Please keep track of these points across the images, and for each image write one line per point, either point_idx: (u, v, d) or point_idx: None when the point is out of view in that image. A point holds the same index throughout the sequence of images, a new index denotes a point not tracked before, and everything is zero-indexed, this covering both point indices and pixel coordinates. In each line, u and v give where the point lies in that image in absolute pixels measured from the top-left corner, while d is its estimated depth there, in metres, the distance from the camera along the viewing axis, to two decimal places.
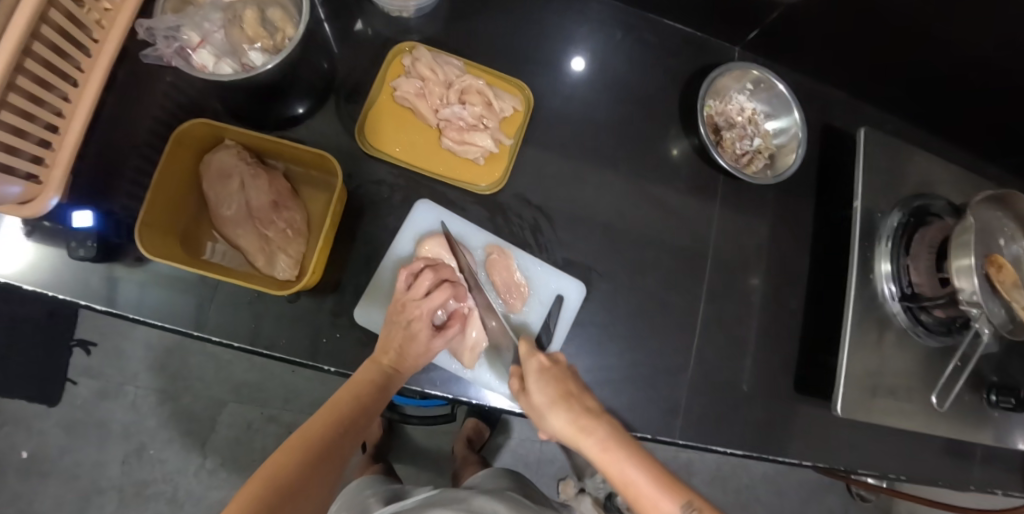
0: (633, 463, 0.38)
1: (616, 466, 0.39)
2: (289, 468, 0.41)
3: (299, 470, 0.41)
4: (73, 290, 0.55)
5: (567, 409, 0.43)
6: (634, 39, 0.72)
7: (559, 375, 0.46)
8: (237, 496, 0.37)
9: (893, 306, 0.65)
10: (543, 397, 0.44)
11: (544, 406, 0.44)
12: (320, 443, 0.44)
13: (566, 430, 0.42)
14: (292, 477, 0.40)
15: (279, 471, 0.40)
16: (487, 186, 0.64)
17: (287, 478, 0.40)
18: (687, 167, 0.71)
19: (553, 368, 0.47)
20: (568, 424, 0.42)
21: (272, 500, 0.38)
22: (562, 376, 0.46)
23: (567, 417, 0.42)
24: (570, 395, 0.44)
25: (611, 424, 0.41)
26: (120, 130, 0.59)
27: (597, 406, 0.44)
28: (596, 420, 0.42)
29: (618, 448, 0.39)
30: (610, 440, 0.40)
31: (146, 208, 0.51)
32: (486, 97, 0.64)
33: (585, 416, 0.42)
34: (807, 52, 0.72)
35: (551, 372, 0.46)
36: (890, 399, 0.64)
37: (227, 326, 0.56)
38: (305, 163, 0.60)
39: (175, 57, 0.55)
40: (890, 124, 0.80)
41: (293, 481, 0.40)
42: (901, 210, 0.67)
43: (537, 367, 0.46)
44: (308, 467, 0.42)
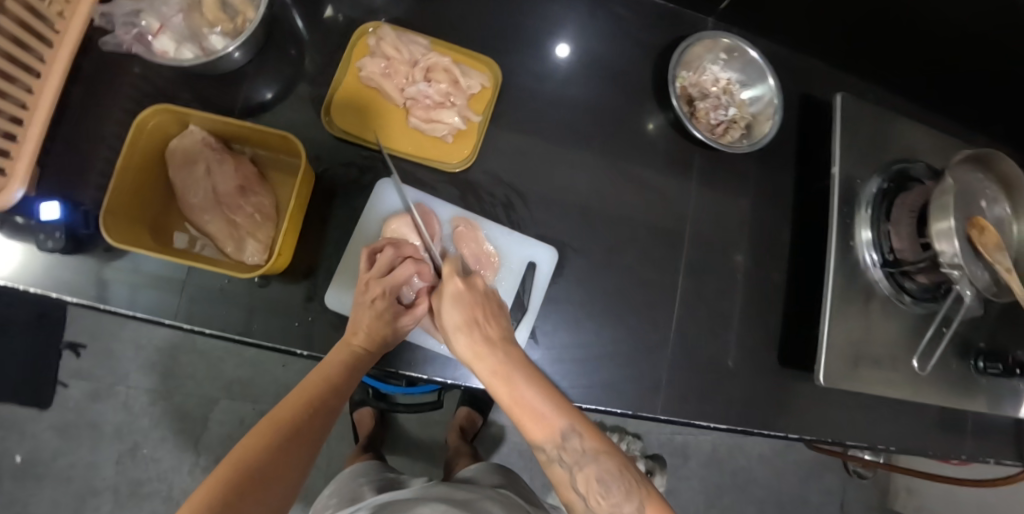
0: (526, 385, 0.41)
1: (505, 386, 0.41)
2: (256, 451, 0.41)
3: (267, 454, 0.41)
4: (44, 282, 0.54)
5: (469, 332, 0.44)
6: (606, 14, 0.71)
7: (472, 301, 0.45)
8: (205, 487, 0.37)
9: (875, 273, 0.64)
10: (455, 318, 0.45)
11: (450, 327, 0.45)
12: (290, 423, 0.44)
13: (466, 352, 0.44)
14: (258, 462, 0.40)
15: (246, 456, 0.40)
16: (458, 163, 0.63)
17: (252, 462, 0.40)
18: (663, 141, 0.70)
19: (468, 293, 0.46)
20: (468, 346, 0.44)
21: (235, 488, 0.38)
22: (478, 303, 0.45)
23: (471, 341, 0.43)
24: (477, 321, 0.44)
25: (507, 352, 0.43)
26: (87, 121, 0.59)
27: (501, 334, 0.45)
28: (495, 348, 0.43)
29: (513, 370, 0.42)
30: (504, 363, 0.42)
31: (111, 195, 0.51)
32: (453, 75, 0.64)
33: (483, 343, 0.43)
34: (781, 19, 0.71)
35: (464, 296, 0.45)
36: (875, 368, 0.62)
37: (197, 313, 0.55)
38: (271, 147, 0.59)
39: (133, 43, 0.56)
40: (873, 92, 0.78)
41: (258, 466, 0.40)
42: (880, 176, 0.66)
43: (450, 291, 0.46)
44: (277, 450, 0.42)
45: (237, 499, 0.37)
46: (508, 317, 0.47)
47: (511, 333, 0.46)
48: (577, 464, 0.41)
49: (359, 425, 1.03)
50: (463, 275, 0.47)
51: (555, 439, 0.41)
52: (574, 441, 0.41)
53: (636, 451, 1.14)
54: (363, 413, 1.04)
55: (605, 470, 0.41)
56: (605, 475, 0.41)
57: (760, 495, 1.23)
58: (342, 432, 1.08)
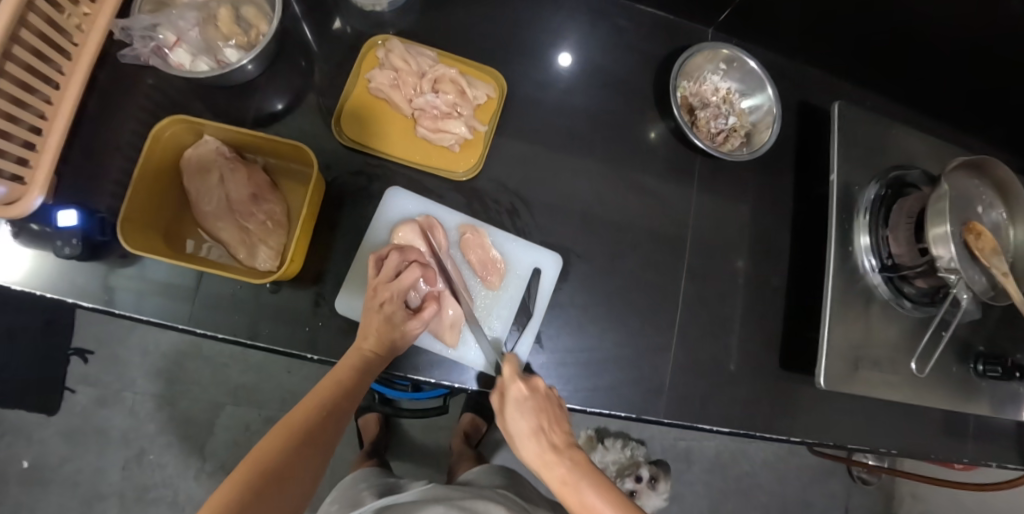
0: (593, 493, 0.44)
1: (574, 496, 0.44)
2: (274, 452, 0.42)
3: (285, 454, 0.42)
4: (59, 288, 0.55)
5: (538, 441, 0.48)
6: (607, 25, 0.73)
7: (537, 407, 0.50)
8: (224, 484, 0.38)
9: (874, 278, 0.65)
10: (524, 427, 0.49)
11: (519, 435, 0.49)
12: (304, 426, 0.45)
13: (534, 461, 0.48)
14: (277, 461, 0.41)
15: (263, 457, 0.41)
16: (464, 172, 0.65)
17: (271, 461, 0.41)
18: (664, 149, 0.72)
19: (532, 398, 0.50)
20: (537, 455, 0.48)
21: (257, 483, 0.39)
22: (542, 409, 0.50)
23: (538, 450, 0.48)
24: (543, 429, 0.49)
25: (573, 458, 0.47)
26: (102, 131, 0.60)
27: (566, 440, 0.49)
28: (562, 455, 0.47)
29: (579, 480, 0.45)
30: (572, 476, 0.45)
31: (127, 203, 0.52)
32: (460, 86, 0.65)
33: (552, 452, 0.47)
34: (779, 29, 0.73)
35: (529, 404, 0.50)
36: (875, 371, 0.63)
37: (208, 318, 0.56)
38: (283, 156, 0.61)
39: (151, 56, 0.57)
40: (870, 101, 0.80)
41: (276, 464, 0.41)
42: (878, 183, 0.67)
43: (515, 397, 0.50)
44: (293, 451, 0.43)
45: (258, 494, 0.38)
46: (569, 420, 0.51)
47: (572, 438, 0.50)
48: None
49: (364, 431, 1.04)
50: (524, 376, 0.52)
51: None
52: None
53: (640, 457, 1.15)
54: (368, 419, 1.05)
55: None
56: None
57: (764, 500, 1.23)
58: (347, 437, 1.09)
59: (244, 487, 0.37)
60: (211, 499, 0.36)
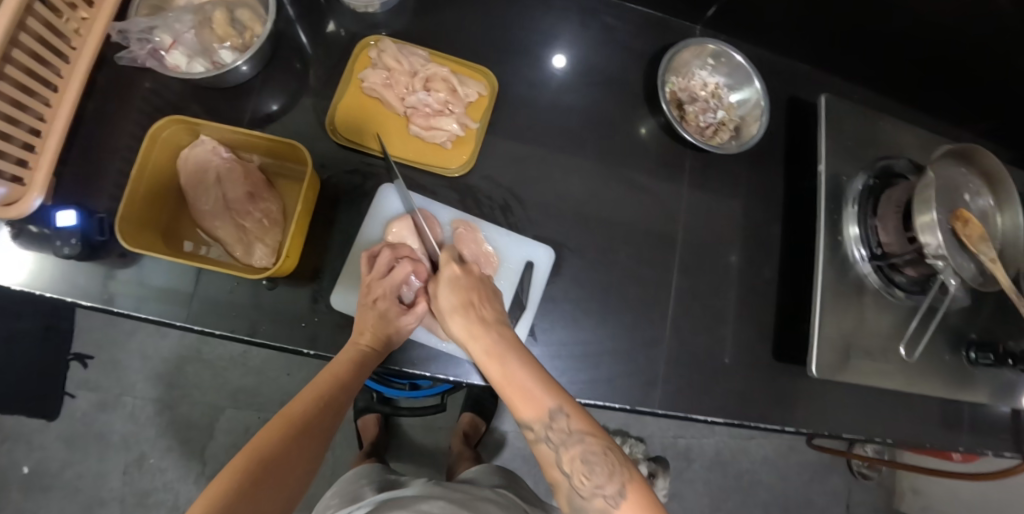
0: (515, 359, 0.45)
1: (496, 364, 0.46)
2: (273, 441, 0.42)
3: (283, 444, 0.43)
4: (59, 288, 0.56)
5: (466, 315, 0.49)
6: (596, 24, 0.74)
7: (470, 286, 0.52)
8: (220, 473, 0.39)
9: (864, 267, 0.66)
10: (453, 302, 0.51)
11: (448, 311, 0.51)
12: (303, 417, 0.46)
13: (461, 333, 0.49)
14: (276, 450, 0.42)
15: (261, 445, 0.42)
16: (458, 168, 0.66)
17: (269, 450, 0.42)
18: (655, 144, 0.73)
19: (465, 278, 0.52)
20: (464, 329, 0.49)
21: (256, 470, 0.40)
22: (473, 288, 0.52)
23: (466, 322, 0.49)
24: (473, 304, 0.50)
25: (501, 333, 0.48)
26: (101, 133, 0.61)
27: (495, 316, 0.50)
28: (490, 328, 0.48)
29: (503, 348, 0.46)
30: (497, 347, 0.46)
31: (125, 201, 0.53)
32: (451, 84, 0.66)
33: (479, 324, 0.48)
34: (766, 25, 0.74)
35: (461, 282, 0.52)
36: (867, 359, 0.64)
37: (206, 315, 0.57)
38: (278, 155, 0.62)
39: (148, 58, 0.59)
40: (858, 94, 0.81)
41: (275, 453, 0.42)
42: (866, 173, 0.68)
43: (448, 277, 0.52)
44: (292, 441, 0.43)
45: (257, 482, 0.39)
46: (501, 301, 0.53)
47: (504, 316, 0.51)
48: (563, 443, 0.43)
49: (363, 432, 1.04)
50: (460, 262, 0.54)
51: (542, 419, 0.43)
52: (561, 421, 0.43)
53: (639, 454, 1.15)
54: (367, 421, 1.05)
55: (589, 447, 0.43)
56: (589, 454, 0.42)
57: (764, 497, 1.23)
58: (347, 439, 1.09)
59: (241, 474, 0.38)
60: (208, 486, 0.37)
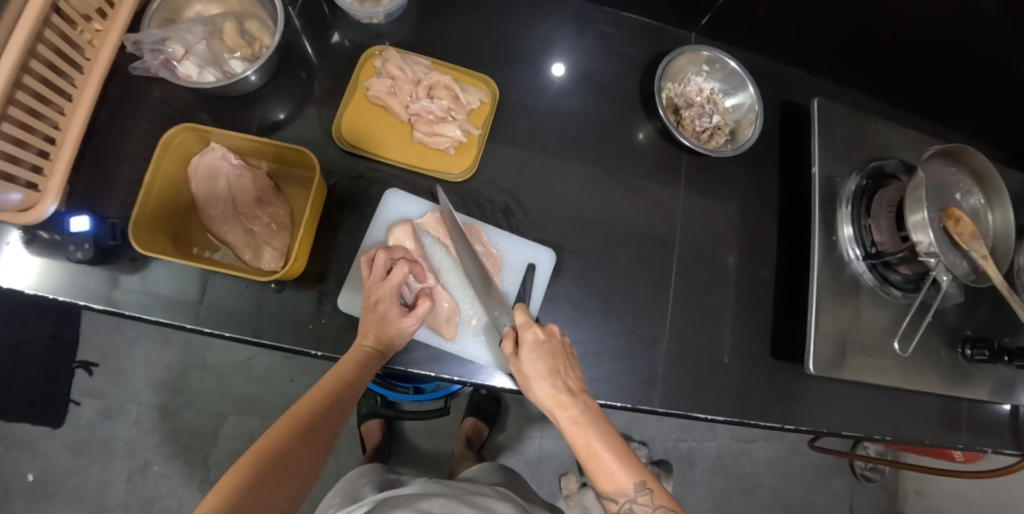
0: (600, 440, 0.45)
1: (583, 440, 0.45)
2: (279, 438, 0.44)
3: (289, 441, 0.44)
4: (71, 292, 0.57)
5: (553, 382, 0.48)
6: (594, 32, 0.76)
7: (552, 350, 0.50)
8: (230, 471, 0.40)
9: (858, 266, 0.67)
10: (538, 368, 0.49)
11: (533, 376, 0.49)
12: (308, 415, 0.47)
13: (546, 400, 0.48)
14: (283, 447, 0.43)
15: (269, 444, 0.43)
16: (460, 173, 0.68)
17: (276, 447, 0.43)
18: (652, 148, 0.74)
19: (547, 342, 0.50)
20: (551, 395, 0.48)
21: (263, 467, 0.41)
22: (554, 353, 0.50)
23: (552, 390, 0.48)
24: (559, 371, 0.49)
25: (586, 403, 0.47)
26: (112, 141, 0.63)
27: (579, 386, 0.49)
28: (575, 398, 0.47)
29: (590, 425, 0.45)
30: (584, 423, 0.45)
31: (138, 207, 0.55)
32: (454, 91, 0.68)
33: (565, 394, 0.48)
34: (759, 31, 0.76)
35: (545, 348, 0.50)
36: (863, 355, 0.65)
37: (215, 318, 0.58)
38: (286, 161, 0.63)
39: (161, 68, 0.60)
40: (851, 97, 0.83)
41: (281, 450, 0.43)
42: (859, 174, 0.69)
43: (532, 340, 0.50)
44: (297, 439, 0.45)
45: (264, 478, 0.40)
46: (579, 368, 0.52)
47: (584, 386, 0.50)
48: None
49: (366, 437, 1.04)
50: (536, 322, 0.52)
51: (625, 493, 0.44)
52: (642, 496, 0.44)
53: (641, 458, 1.15)
54: (370, 426, 1.05)
55: None
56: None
57: (766, 500, 1.23)
58: (350, 444, 1.09)
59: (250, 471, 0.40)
60: (218, 483, 0.38)
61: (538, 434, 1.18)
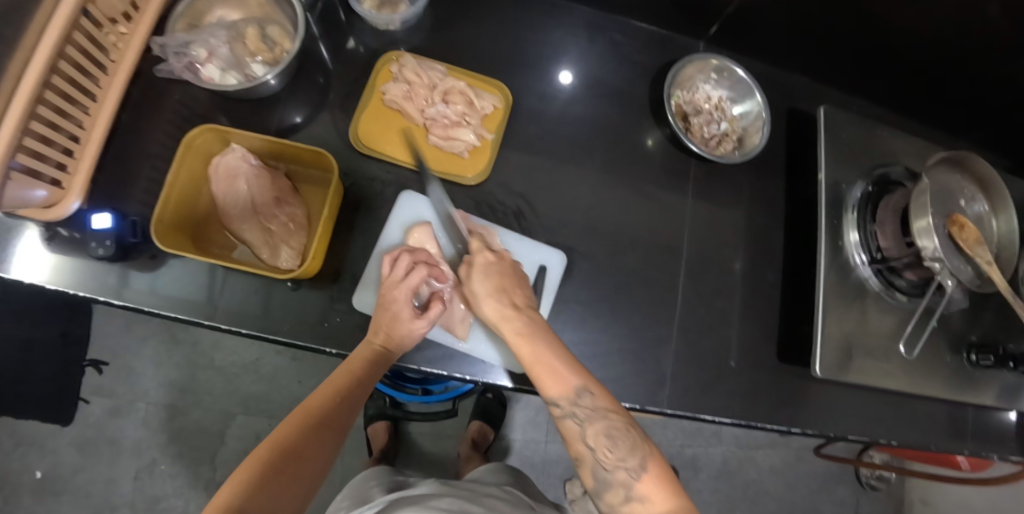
0: (542, 342, 0.52)
1: (526, 345, 0.52)
2: (292, 432, 0.45)
3: (302, 435, 0.45)
4: (92, 287, 0.59)
5: (499, 299, 0.56)
6: (604, 40, 0.78)
7: (500, 272, 0.57)
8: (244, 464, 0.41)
9: (865, 271, 0.68)
10: (485, 287, 0.56)
11: (481, 295, 0.56)
12: (320, 409, 0.48)
13: (493, 315, 0.55)
14: (296, 442, 0.44)
15: (282, 438, 0.44)
16: (473, 177, 0.69)
17: (290, 441, 0.44)
18: (661, 154, 0.76)
19: (497, 264, 0.58)
20: (498, 311, 0.55)
21: (277, 461, 0.42)
22: (502, 275, 0.57)
23: (498, 307, 0.55)
24: (506, 291, 0.56)
25: (529, 316, 0.55)
26: (134, 141, 0.64)
27: (524, 304, 0.56)
28: (519, 312, 0.55)
29: (531, 332, 0.52)
30: (526, 331, 0.53)
31: (160, 205, 0.56)
32: (468, 97, 0.70)
33: (509, 308, 0.55)
34: (765, 40, 0.78)
35: (493, 269, 0.57)
36: (870, 359, 0.66)
37: (232, 314, 0.60)
38: (304, 163, 0.65)
39: (185, 71, 0.62)
40: (856, 106, 0.84)
41: (295, 444, 0.44)
42: (864, 181, 0.70)
43: (482, 264, 0.57)
44: (310, 432, 0.45)
45: (278, 471, 0.41)
46: (529, 290, 0.59)
47: (531, 306, 0.57)
48: (588, 419, 0.49)
49: (373, 439, 1.04)
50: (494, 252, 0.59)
51: (569, 395, 0.49)
52: (586, 399, 0.49)
53: None
54: (376, 430, 1.05)
55: (613, 426, 0.48)
56: (611, 430, 0.48)
57: (772, 507, 1.23)
58: (355, 446, 1.10)
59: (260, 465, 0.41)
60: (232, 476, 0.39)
61: (543, 438, 1.18)
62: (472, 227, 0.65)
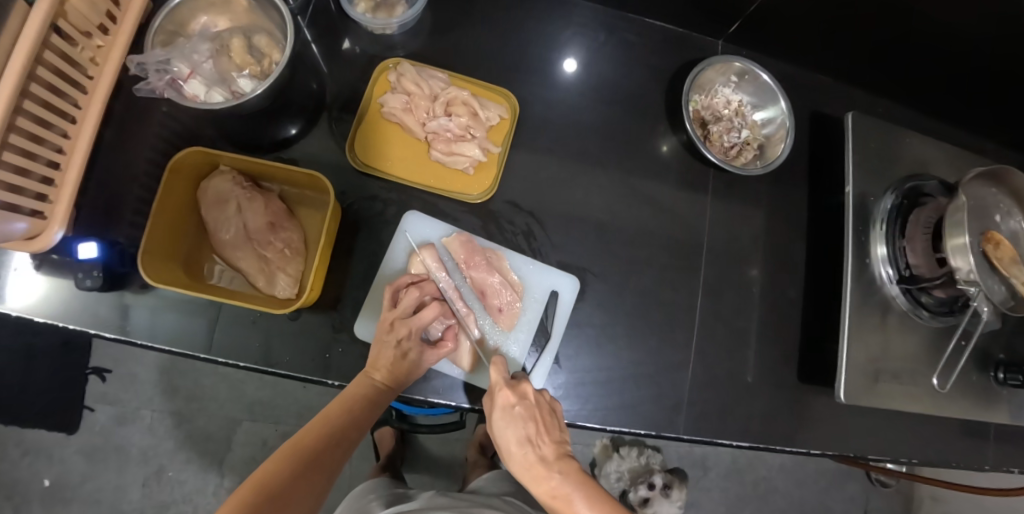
0: (584, 503, 0.43)
1: (567, 510, 0.43)
2: (280, 474, 0.42)
3: (291, 478, 0.42)
4: (83, 319, 0.56)
5: (526, 450, 0.47)
6: (618, 40, 0.73)
7: (526, 414, 0.49)
8: (226, 504, 0.38)
9: (892, 289, 0.64)
10: (511, 436, 0.48)
11: (508, 444, 0.48)
12: (313, 450, 0.45)
13: (523, 472, 0.47)
14: (282, 485, 0.41)
15: (269, 476, 0.41)
16: (479, 194, 0.66)
17: (275, 485, 0.41)
18: (676, 163, 0.71)
19: (519, 405, 0.49)
20: (526, 466, 0.46)
21: (259, 506, 0.39)
22: (531, 417, 0.49)
23: (525, 459, 0.46)
24: (533, 438, 0.47)
25: (564, 470, 0.45)
26: (119, 161, 0.61)
27: (557, 451, 0.47)
28: (552, 467, 0.45)
29: (569, 492, 0.43)
30: (563, 491, 0.44)
31: (147, 236, 0.53)
32: (472, 107, 0.66)
33: (540, 464, 0.46)
34: (790, 38, 0.72)
35: (517, 412, 0.49)
36: (895, 382, 0.63)
37: (231, 346, 0.57)
38: (300, 185, 0.61)
39: (167, 89, 0.57)
40: (883, 107, 0.79)
41: (281, 488, 0.41)
42: (894, 192, 0.66)
43: (501, 405, 0.50)
44: (298, 475, 0.43)
45: None
46: (560, 429, 0.50)
47: (565, 449, 0.48)
48: None
49: (380, 444, 1.05)
50: (511, 381, 0.51)
51: None
52: None
53: (655, 464, 1.13)
54: (383, 433, 1.06)
55: None
56: None
57: (780, 505, 1.23)
58: (363, 450, 1.10)
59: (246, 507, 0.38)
60: None
61: None
62: (477, 250, 0.62)
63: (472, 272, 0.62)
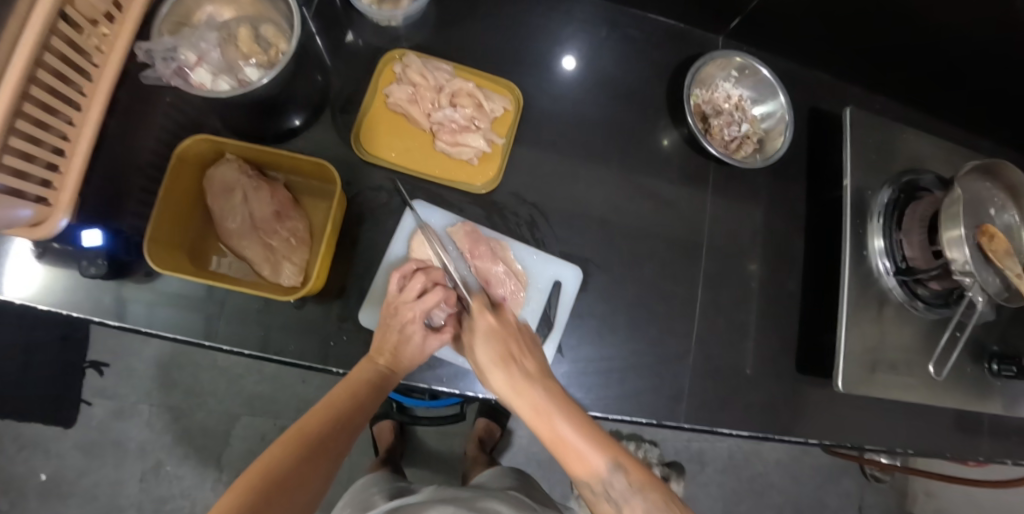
0: (565, 422, 0.39)
1: (547, 424, 0.39)
2: (285, 459, 0.42)
3: (296, 462, 0.42)
4: (88, 308, 0.56)
5: (504, 368, 0.44)
6: (620, 35, 0.74)
7: (503, 333, 0.46)
8: (231, 489, 0.39)
9: (889, 280, 0.65)
10: (488, 356, 0.45)
11: (486, 365, 0.45)
12: (318, 435, 0.45)
13: (505, 390, 0.43)
14: (288, 469, 0.41)
15: (274, 462, 0.42)
16: (483, 185, 0.66)
17: (281, 471, 0.41)
18: (677, 157, 0.72)
19: (499, 326, 0.47)
20: (505, 383, 0.43)
21: (266, 492, 0.39)
22: (510, 336, 0.46)
23: (507, 378, 0.43)
24: (512, 356, 0.44)
25: (545, 385, 0.42)
26: (124, 151, 0.61)
27: (537, 367, 0.44)
28: (532, 381, 0.42)
29: (552, 408, 0.40)
30: (543, 402, 0.40)
31: (154, 223, 0.53)
32: (477, 99, 0.66)
33: (522, 379, 0.42)
34: (790, 35, 0.73)
35: (495, 331, 0.46)
36: (892, 373, 0.64)
37: (236, 335, 0.57)
38: (305, 173, 0.62)
39: (173, 77, 0.58)
40: (880, 103, 0.81)
41: (287, 473, 0.41)
42: (891, 186, 0.67)
43: (483, 327, 0.47)
44: (303, 460, 0.43)
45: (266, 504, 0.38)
46: (540, 347, 0.47)
47: (543, 366, 0.45)
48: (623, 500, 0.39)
49: (379, 439, 1.05)
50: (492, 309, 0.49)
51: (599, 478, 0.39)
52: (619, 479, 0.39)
53: (652, 459, 1.14)
54: (383, 428, 1.06)
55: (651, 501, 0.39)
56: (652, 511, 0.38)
57: (776, 500, 1.24)
58: (362, 444, 1.10)
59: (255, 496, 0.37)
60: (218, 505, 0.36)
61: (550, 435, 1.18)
62: (481, 240, 0.63)
63: (475, 261, 0.62)
